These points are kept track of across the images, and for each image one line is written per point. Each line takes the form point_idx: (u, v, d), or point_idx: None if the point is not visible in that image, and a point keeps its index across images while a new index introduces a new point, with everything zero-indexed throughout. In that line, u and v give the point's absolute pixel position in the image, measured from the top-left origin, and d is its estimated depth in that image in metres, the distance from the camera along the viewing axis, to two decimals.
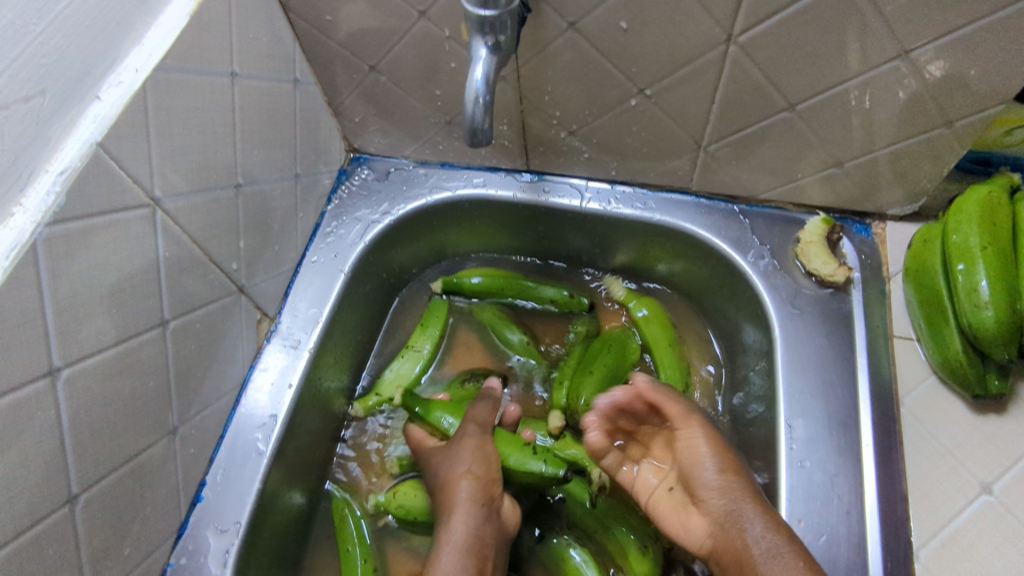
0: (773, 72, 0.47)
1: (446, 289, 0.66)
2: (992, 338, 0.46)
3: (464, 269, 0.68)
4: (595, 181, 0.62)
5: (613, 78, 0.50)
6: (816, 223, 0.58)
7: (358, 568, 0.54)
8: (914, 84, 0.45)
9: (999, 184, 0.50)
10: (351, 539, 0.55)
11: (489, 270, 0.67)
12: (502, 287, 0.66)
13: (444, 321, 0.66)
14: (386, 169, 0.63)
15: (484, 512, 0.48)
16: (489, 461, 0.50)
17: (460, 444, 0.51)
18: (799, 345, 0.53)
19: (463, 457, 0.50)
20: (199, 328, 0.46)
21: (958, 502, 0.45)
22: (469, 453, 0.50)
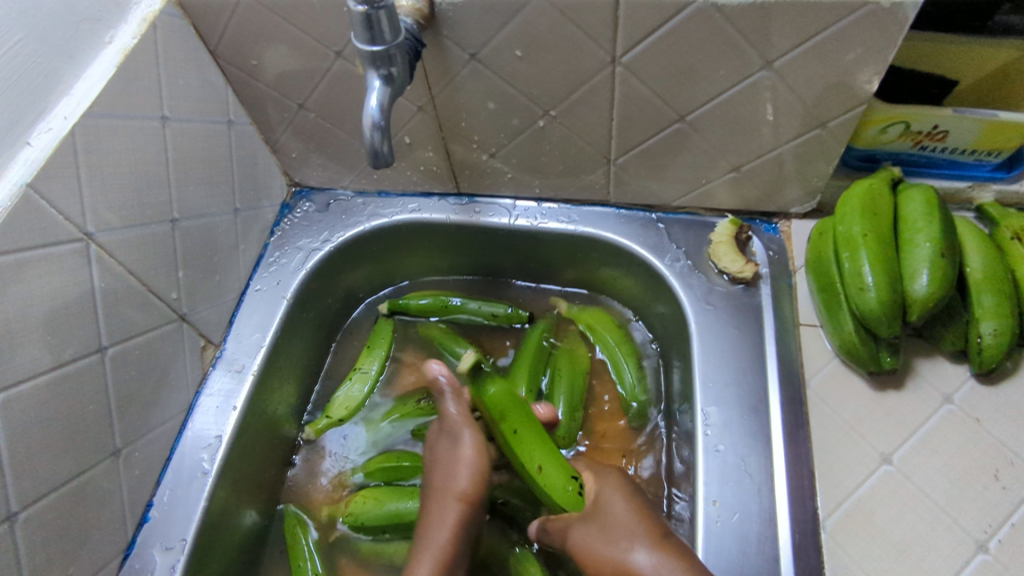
0: (658, 88, 0.51)
1: (391, 310, 0.69)
2: (877, 317, 0.50)
3: (410, 292, 0.72)
4: (522, 200, 0.66)
5: (520, 103, 0.54)
6: (725, 225, 0.62)
7: None
8: (784, 91, 0.50)
9: (880, 178, 0.56)
10: (303, 555, 0.57)
11: (433, 292, 0.71)
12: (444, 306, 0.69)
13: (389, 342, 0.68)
14: (326, 201, 0.67)
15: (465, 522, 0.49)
16: (479, 474, 0.50)
17: (460, 457, 0.50)
18: (714, 339, 0.57)
19: (462, 477, 0.50)
20: (140, 355, 0.49)
21: (861, 473, 0.49)
22: (468, 468, 0.50)
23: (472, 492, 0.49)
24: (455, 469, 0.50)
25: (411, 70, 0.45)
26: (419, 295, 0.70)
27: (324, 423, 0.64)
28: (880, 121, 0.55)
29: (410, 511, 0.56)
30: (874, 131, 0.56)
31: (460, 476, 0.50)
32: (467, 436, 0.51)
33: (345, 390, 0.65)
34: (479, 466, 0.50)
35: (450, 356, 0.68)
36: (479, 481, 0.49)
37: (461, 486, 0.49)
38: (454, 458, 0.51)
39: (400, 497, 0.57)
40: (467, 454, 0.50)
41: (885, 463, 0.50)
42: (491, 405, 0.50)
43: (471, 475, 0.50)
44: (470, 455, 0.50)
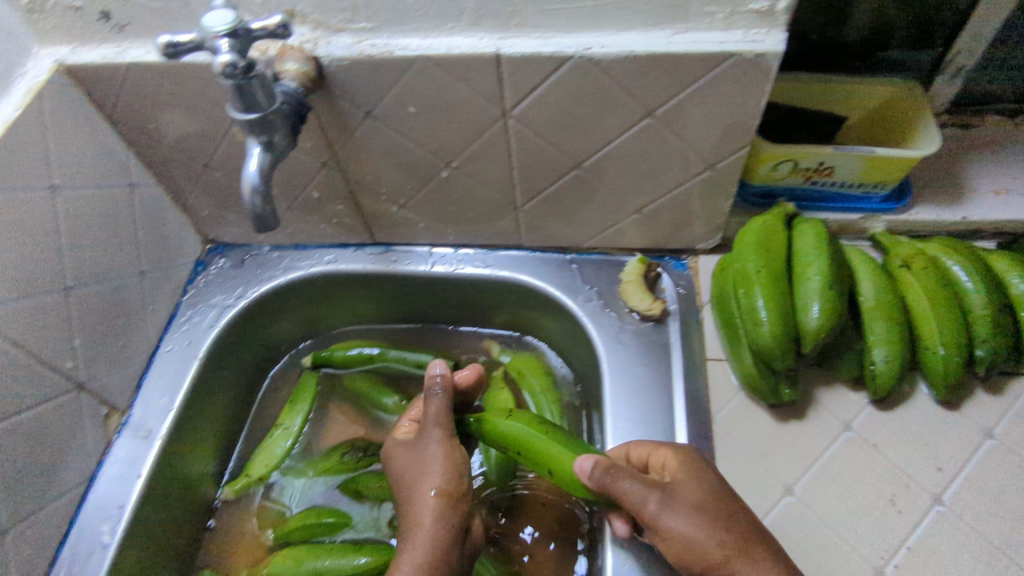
0: (551, 138, 0.53)
1: (315, 363, 0.68)
2: (771, 351, 0.51)
3: (337, 343, 0.71)
4: (439, 247, 0.67)
5: (421, 156, 0.55)
6: (634, 263, 0.63)
7: None
8: (671, 137, 0.52)
9: (775, 215, 0.58)
10: None
11: (361, 342, 0.70)
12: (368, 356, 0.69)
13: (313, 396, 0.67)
14: (241, 256, 0.67)
15: (444, 513, 0.44)
16: (456, 470, 0.46)
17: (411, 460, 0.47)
18: (625, 378, 0.58)
19: (427, 479, 0.45)
20: (31, 428, 0.47)
21: (764, 505, 0.50)
22: (433, 462, 0.46)
23: (446, 491, 0.44)
24: (416, 472, 0.46)
25: (297, 133, 0.45)
26: (346, 346, 0.69)
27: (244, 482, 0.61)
28: (770, 160, 0.57)
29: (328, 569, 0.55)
30: (767, 168, 0.58)
31: (424, 479, 0.45)
32: (432, 430, 0.47)
33: (266, 447, 0.63)
34: (443, 459, 0.46)
35: (377, 406, 0.67)
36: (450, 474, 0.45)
37: (422, 494, 0.45)
38: (404, 464, 0.48)
39: (318, 555, 0.56)
40: (434, 453, 0.46)
41: (788, 493, 0.51)
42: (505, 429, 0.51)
43: (439, 470, 0.45)
44: (429, 453, 0.46)
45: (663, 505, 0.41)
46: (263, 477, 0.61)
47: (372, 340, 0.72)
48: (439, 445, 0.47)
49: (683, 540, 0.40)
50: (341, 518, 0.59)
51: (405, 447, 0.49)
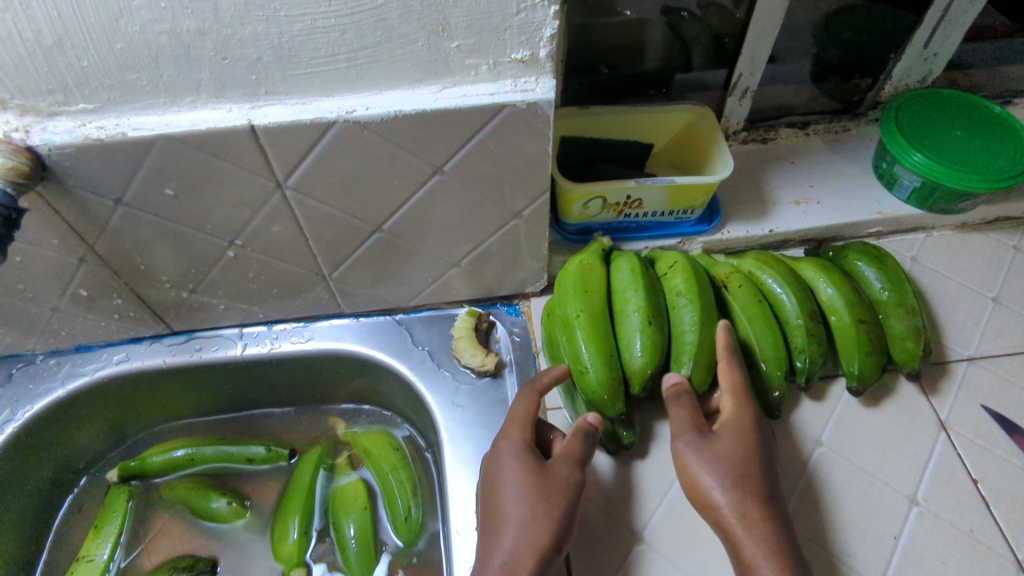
0: (341, 204, 0.49)
1: (122, 476, 0.59)
2: (600, 397, 0.50)
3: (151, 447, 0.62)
4: (250, 326, 0.60)
5: (197, 237, 0.49)
6: (464, 317, 0.60)
7: None
8: (468, 190, 0.49)
9: (593, 251, 0.57)
10: None
11: (183, 440, 0.61)
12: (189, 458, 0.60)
13: (123, 513, 0.58)
14: (10, 370, 0.57)
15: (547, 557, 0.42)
16: (553, 511, 0.44)
17: (530, 486, 0.45)
18: (464, 443, 0.55)
19: (512, 531, 0.43)
20: None
21: (614, 559, 0.49)
22: (558, 496, 0.44)
23: (548, 533, 0.43)
24: (529, 508, 0.44)
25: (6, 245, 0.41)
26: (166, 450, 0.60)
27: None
28: (579, 198, 0.56)
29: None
30: (578, 207, 0.57)
31: (542, 511, 0.44)
32: (564, 467, 0.46)
33: None
34: (567, 500, 0.45)
35: (205, 513, 0.59)
36: (541, 519, 0.43)
37: (535, 530, 0.43)
38: (514, 494, 0.44)
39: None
40: (547, 492, 0.44)
41: (638, 542, 0.50)
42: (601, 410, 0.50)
43: (523, 513, 0.43)
44: (526, 493, 0.44)
45: (697, 457, 0.46)
46: None
47: (193, 436, 0.63)
48: (560, 481, 0.45)
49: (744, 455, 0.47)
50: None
51: (539, 468, 0.46)
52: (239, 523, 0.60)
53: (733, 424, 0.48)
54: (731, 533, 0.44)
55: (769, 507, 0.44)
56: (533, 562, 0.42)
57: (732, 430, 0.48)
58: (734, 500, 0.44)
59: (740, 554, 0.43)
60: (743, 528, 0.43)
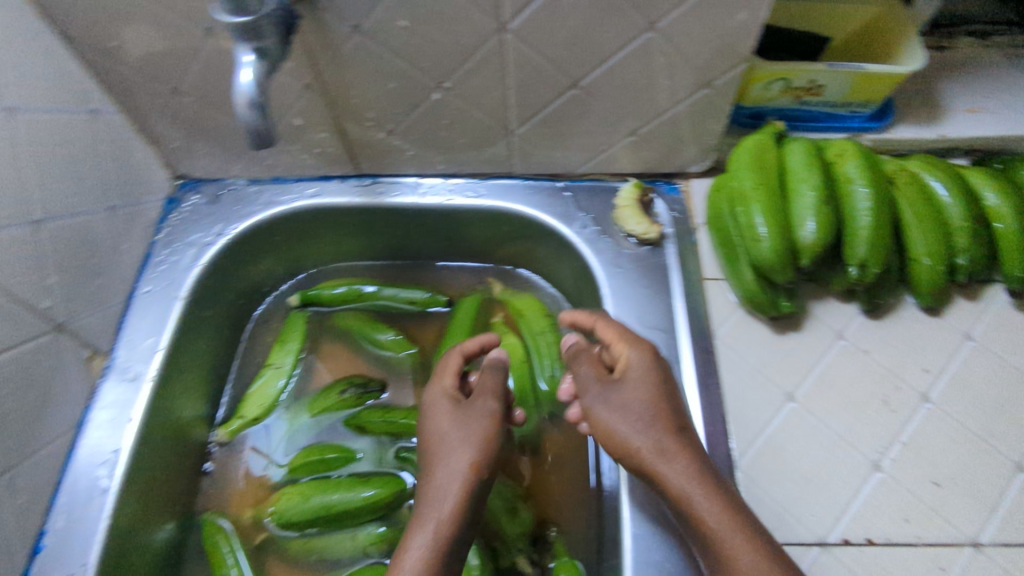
0: (552, 54, 0.51)
1: (303, 301, 0.65)
2: (772, 265, 0.52)
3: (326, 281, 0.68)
4: (427, 177, 0.64)
5: (410, 76, 0.53)
6: (629, 189, 0.62)
7: None
8: (674, 53, 0.51)
9: (767, 133, 0.59)
10: (226, 566, 0.54)
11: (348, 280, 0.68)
12: (358, 294, 0.66)
13: (304, 334, 0.65)
14: (216, 192, 0.63)
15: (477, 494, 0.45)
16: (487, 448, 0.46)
17: (455, 429, 0.47)
18: (626, 301, 0.58)
19: (440, 467, 0.45)
20: (9, 373, 0.44)
21: (768, 413, 0.52)
22: (474, 436, 0.46)
23: (477, 458, 0.45)
24: (449, 445, 0.46)
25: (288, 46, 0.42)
26: (335, 287, 0.66)
27: (238, 422, 0.60)
28: (763, 78, 0.57)
29: (338, 501, 0.54)
30: (759, 88, 0.58)
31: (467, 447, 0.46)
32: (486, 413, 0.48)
33: (258, 387, 0.62)
34: (487, 427, 0.47)
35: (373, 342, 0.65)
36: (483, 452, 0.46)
37: (459, 462, 0.45)
38: (445, 435, 0.47)
39: (325, 489, 0.55)
40: (479, 432, 0.47)
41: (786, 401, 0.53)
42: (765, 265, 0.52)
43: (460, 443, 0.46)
44: (458, 431, 0.47)
45: (606, 406, 0.46)
46: (256, 417, 0.60)
47: (360, 277, 0.69)
48: (489, 418, 0.48)
49: (632, 402, 0.45)
50: (345, 450, 0.59)
51: (467, 408, 0.49)
52: (404, 355, 0.64)
53: (636, 366, 0.46)
54: (661, 473, 0.42)
55: (686, 437, 0.43)
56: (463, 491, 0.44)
57: (635, 374, 0.46)
58: (661, 435, 0.43)
59: (681, 492, 0.41)
60: (671, 466, 0.42)
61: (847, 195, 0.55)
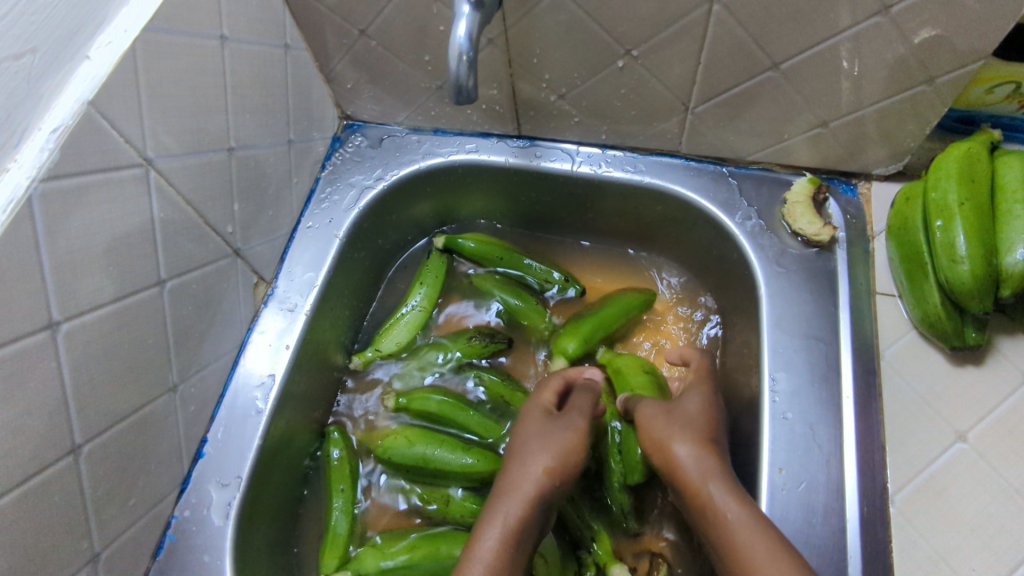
0: (757, 31, 0.47)
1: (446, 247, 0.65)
2: (968, 292, 0.47)
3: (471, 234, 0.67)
4: (586, 146, 0.62)
5: (598, 40, 0.51)
6: (802, 183, 0.58)
7: (344, 505, 0.55)
8: (897, 43, 0.46)
9: (980, 141, 0.51)
10: (344, 480, 0.56)
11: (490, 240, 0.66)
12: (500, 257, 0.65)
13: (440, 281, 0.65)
14: (379, 136, 0.64)
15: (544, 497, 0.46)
16: (576, 463, 0.48)
17: (546, 435, 0.49)
18: (785, 304, 0.54)
19: (536, 462, 0.46)
20: (196, 289, 0.47)
21: (932, 449, 0.48)
22: (565, 449, 0.47)
23: (551, 465, 0.46)
24: (528, 446, 0.48)
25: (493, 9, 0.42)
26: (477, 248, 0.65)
27: (375, 356, 0.62)
28: (990, 81, 0.48)
29: (443, 455, 0.55)
30: (979, 91, 0.49)
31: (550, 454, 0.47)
32: (573, 431, 0.49)
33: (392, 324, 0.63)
34: (569, 440, 0.48)
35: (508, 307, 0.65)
36: (572, 461, 0.47)
37: (547, 463, 0.46)
38: (540, 438, 0.49)
39: (432, 441, 0.56)
40: (570, 445, 0.48)
41: (955, 439, 0.48)
42: (959, 292, 0.47)
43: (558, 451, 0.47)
44: (566, 439, 0.48)
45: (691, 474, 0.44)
46: (392, 353, 0.62)
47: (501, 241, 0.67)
48: (577, 433, 0.49)
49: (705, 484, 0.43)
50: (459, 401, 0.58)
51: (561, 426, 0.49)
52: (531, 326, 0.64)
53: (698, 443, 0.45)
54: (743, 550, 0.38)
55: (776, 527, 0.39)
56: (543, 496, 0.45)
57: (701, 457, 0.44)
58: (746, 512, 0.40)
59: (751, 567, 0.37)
60: (717, 491, 0.42)
61: None
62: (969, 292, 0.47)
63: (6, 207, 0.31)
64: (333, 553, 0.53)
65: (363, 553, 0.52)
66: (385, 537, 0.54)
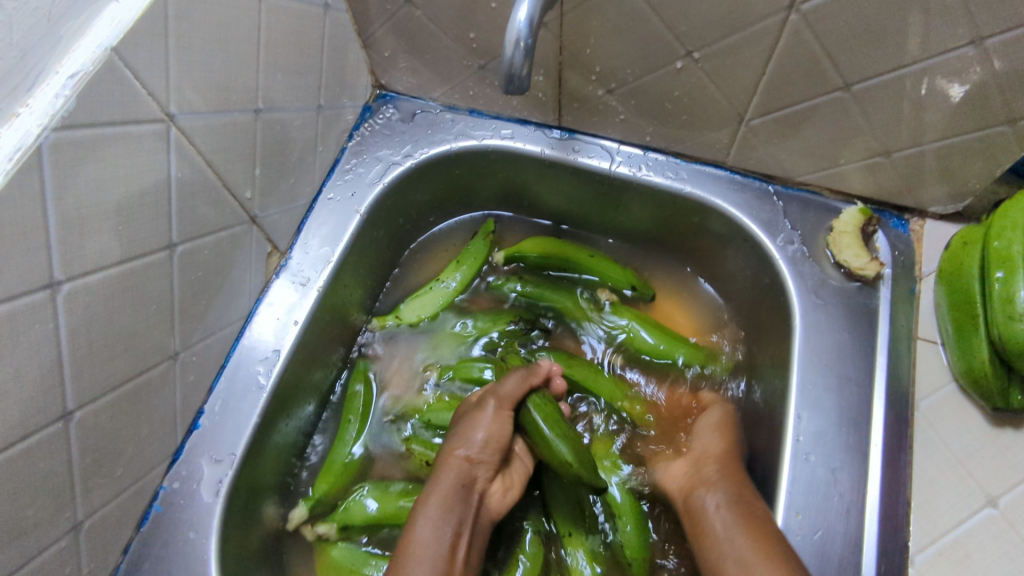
0: (833, 46, 0.44)
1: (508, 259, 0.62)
2: (1022, 352, 0.44)
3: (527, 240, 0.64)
4: (628, 145, 0.59)
5: (661, 37, 0.47)
6: (852, 212, 0.55)
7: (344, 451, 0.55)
8: (984, 77, 0.42)
9: None
10: (355, 411, 0.56)
11: (574, 247, 0.62)
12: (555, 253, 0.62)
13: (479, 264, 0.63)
14: (412, 111, 0.61)
15: (467, 498, 0.45)
16: (502, 443, 0.47)
17: (469, 422, 0.48)
18: (820, 340, 0.52)
19: (444, 475, 0.46)
20: (207, 255, 0.44)
21: (959, 513, 0.45)
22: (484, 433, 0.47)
23: (451, 478, 0.45)
24: (461, 434, 0.48)
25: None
26: (544, 251, 0.62)
27: (393, 321, 0.60)
28: None
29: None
30: None
31: (467, 443, 0.47)
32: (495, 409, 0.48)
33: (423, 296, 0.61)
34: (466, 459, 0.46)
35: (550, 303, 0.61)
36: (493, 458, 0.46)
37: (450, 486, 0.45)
38: (463, 428, 0.48)
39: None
40: (496, 432, 0.47)
41: (986, 505, 0.45)
42: (1012, 351, 0.44)
43: (471, 453, 0.46)
44: (490, 419, 0.47)
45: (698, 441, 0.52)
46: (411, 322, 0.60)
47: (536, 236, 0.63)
48: (495, 416, 0.47)
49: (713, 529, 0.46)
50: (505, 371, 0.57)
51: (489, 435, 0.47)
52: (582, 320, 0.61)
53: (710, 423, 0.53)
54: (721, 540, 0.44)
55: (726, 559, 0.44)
56: (461, 487, 0.45)
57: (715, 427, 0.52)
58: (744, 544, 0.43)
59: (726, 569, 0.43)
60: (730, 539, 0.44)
61: None
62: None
63: (11, 156, 0.29)
64: (331, 476, 0.53)
65: (353, 500, 0.52)
66: (381, 486, 0.53)
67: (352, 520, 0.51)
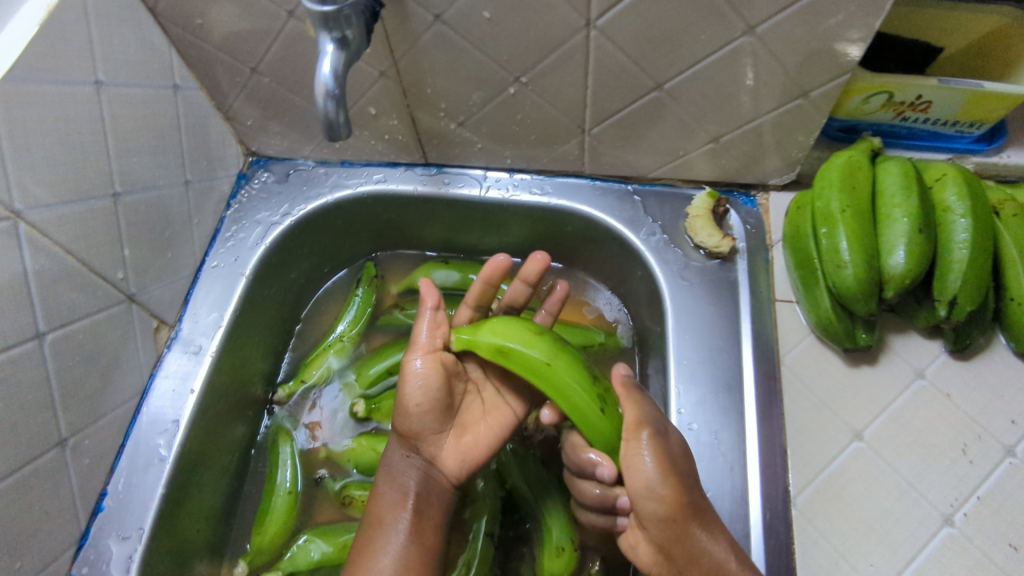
0: (636, 55, 0.49)
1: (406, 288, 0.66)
2: (853, 295, 0.48)
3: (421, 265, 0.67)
4: (493, 171, 0.63)
5: (488, 68, 0.51)
6: (702, 197, 0.60)
7: (276, 505, 0.56)
8: (767, 60, 0.48)
9: (859, 149, 0.53)
10: (278, 463, 0.58)
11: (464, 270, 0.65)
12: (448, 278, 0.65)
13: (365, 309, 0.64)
14: (286, 171, 0.64)
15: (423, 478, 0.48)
16: (435, 399, 0.47)
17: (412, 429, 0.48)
18: (690, 319, 0.55)
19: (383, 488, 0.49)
20: (84, 339, 0.46)
21: (831, 450, 0.48)
22: (411, 404, 0.48)
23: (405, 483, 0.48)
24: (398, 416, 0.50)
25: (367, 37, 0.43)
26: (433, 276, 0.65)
27: (299, 385, 0.61)
28: (862, 90, 0.51)
29: None
30: (856, 101, 0.52)
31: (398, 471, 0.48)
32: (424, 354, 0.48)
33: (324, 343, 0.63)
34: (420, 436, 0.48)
35: None
36: (428, 415, 0.48)
37: (388, 502, 0.48)
38: (411, 436, 0.49)
39: None
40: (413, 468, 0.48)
41: (853, 440, 0.49)
42: (844, 296, 0.49)
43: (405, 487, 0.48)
44: (415, 380, 0.47)
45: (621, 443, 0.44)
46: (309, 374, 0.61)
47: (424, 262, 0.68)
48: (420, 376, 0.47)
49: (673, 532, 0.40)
50: None
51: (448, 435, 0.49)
52: None
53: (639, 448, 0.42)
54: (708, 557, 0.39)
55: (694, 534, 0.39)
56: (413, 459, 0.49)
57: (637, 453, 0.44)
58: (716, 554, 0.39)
59: None
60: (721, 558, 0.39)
61: (940, 225, 0.49)
62: (853, 296, 0.48)
63: None
64: (267, 531, 0.55)
65: (297, 546, 0.54)
66: (319, 531, 0.55)
67: (299, 566, 0.53)
